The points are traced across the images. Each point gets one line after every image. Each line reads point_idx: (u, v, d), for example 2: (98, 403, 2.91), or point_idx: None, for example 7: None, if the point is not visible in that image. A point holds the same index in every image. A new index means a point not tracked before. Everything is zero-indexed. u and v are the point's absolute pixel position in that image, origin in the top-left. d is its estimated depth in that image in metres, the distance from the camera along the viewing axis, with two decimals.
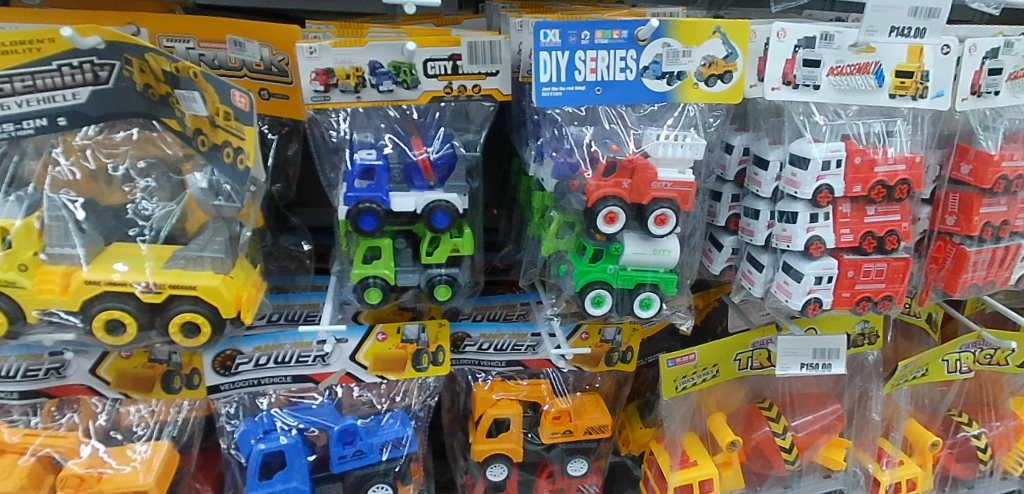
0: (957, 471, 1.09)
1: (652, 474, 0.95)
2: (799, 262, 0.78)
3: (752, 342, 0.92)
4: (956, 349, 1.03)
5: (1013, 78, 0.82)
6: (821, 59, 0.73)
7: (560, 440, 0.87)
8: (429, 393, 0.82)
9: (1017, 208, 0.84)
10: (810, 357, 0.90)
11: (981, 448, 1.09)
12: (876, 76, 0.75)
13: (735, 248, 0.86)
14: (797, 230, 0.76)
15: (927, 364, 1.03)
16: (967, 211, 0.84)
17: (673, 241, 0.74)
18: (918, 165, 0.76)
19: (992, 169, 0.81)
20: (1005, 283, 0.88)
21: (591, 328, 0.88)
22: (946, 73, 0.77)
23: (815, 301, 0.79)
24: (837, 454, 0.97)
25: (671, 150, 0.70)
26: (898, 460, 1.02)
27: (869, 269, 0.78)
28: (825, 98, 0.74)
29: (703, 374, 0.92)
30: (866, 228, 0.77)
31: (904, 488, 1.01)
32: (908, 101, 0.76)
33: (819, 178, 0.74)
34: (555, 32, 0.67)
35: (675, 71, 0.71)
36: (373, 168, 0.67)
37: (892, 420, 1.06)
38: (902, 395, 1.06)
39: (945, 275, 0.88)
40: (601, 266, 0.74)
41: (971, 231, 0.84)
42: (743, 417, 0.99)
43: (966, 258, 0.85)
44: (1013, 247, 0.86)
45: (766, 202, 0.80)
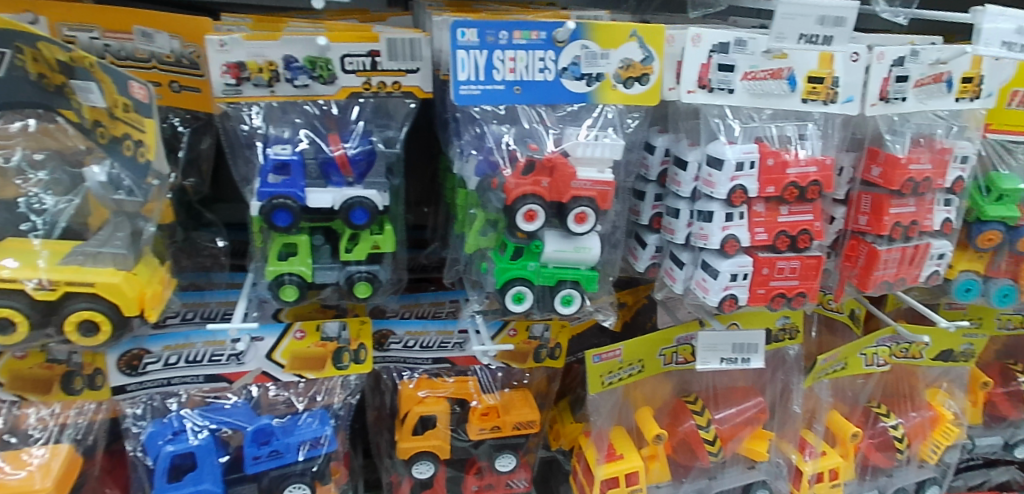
0: (877, 460, 1.12)
1: (580, 467, 0.98)
2: (716, 260, 0.80)
3: (676, 338, 0.94)
4: (873, 343, 1.08)
5: (919, 86, 0.85)
6: (735, 64, 0.75)
7: (487, 436, 0.88)
8: (351, 391, 0.83)
9: (926, 208, 0.88)
10: (729, 351, 0.93)
11: (899, 438, 1.12)
12: (789, 82, 0.78)
13: (659, 246, 0.88)
14: (713, 228, 0.78)
15: (845, 358, 1.06)
16: (879, 212, 0.88)
17: (593, 238, 0.75)
18: (828, 167, 0.79)
19: (900, 172, 0.84)
20: (915, 280, 0.92)
21: (519, 325, 0.89)
22: (856, 79, 0.80)
23: (731, 297, 0.81)
24: (760, 445, 0.99)
25: (589, 150, 0.72)
26: (821, 450, 1.06)
27: (783, 267, 0.81)
28: (739, 102, 0.76)
29: (628, 369, 0.93)
30: (779, 227, 0.79)
31: (826, 478, 1.04)
32: (819, 106, 0.79)
33: (733, 179, 0.76)
34: (472, 32, 0.67)
35: (594, 72, 0.72)
36: (288, 162, 0.67)
37: (814, 412, 1.10)
38: (823, 388, 1.10)
39: (858, 272, 0.91)
40: (522, 264, 0.74)
41: (881, 230, 0.87)
42: (669, 412, 1.02)
43: (877, 257, 0.88)
44: (921, 247, 0.90)
45: (685, 202, 0.82)
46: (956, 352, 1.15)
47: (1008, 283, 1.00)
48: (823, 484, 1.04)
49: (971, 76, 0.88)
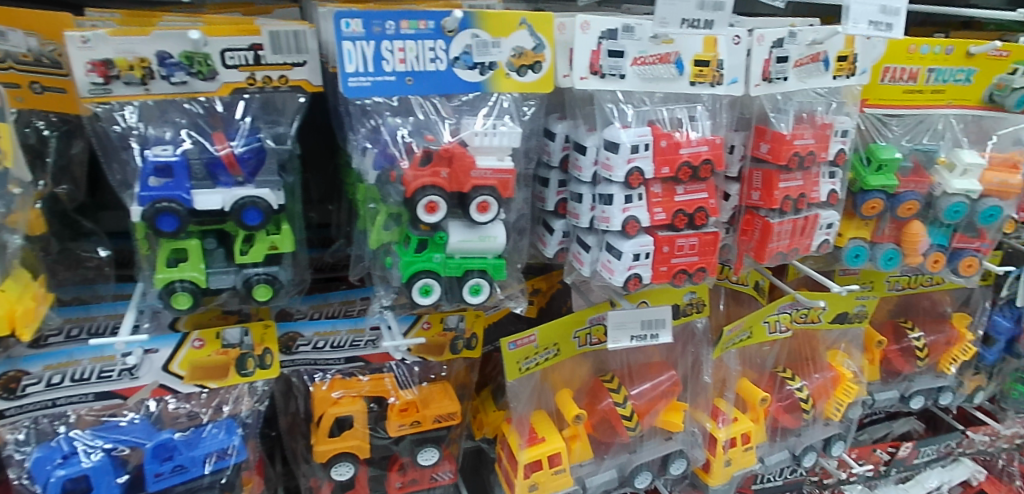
0: (785, 422, 1.18)
1: (504, 454, 0.99)
2: (619, 241, 0.82)
3: (589, 319, 0.96)
4: (775, 311, 1.14)
5: (799, 65, 0.90)
6: (624, 50, 0.77)
7: (408, 431, 0.87)
8: (258, 398, 0.81)
9: (812, 181, 0.94)
10: (639, 328, 0.95)
11: (803, 399, 1.18)
12: (677, 65, 0.81)
13: (566, 231, 0.89)
14: (614, 210, 0.81)
15: (750, 327, 1.12)
16: (769, 187, 0.92)
17: (498, 227, 0.75)
18: (718, 146, 0.83)
19: (786, 147, 0.89)
20: (807, 249, 0.98)
21: (433, 317, 0.89)
22: (738, 62, 0.84)
23: (636, 277, 0.83)
24: (675, 416, 1.04)
25: (486, 139, 0.72)
26: (732, 417, 1.11)
27: (683, 244, 0.84)
28: (631, 87, 0.79)
29: (544, 353, 0.95)
30: (676, 206, 0.82)
31: (739, 443, 1.10)
32: (706, 88, 0.83)
33: (629, 161, 0.78)
34: (357, 22, 0.66)
35: (486, 61, 0.72)
36: (170, 164, 0.63)
37: (724, 381, 1.14)
38: (731, 357, 1.15)
39: (754, 245, 0.96)
40: (427, 256, 0.74)
41: (772, 204, 0.92)
42: (588, 392, 1.04)
43: (770, 229, 0.93)
44: (811, 217, 0.95)
45: (587, 186, 0.84)
46: (851, 314, 1.23)
47: (892, 247, 1.08)
48: (737, 447, 1.10)
49: (846, 55, 0.93)
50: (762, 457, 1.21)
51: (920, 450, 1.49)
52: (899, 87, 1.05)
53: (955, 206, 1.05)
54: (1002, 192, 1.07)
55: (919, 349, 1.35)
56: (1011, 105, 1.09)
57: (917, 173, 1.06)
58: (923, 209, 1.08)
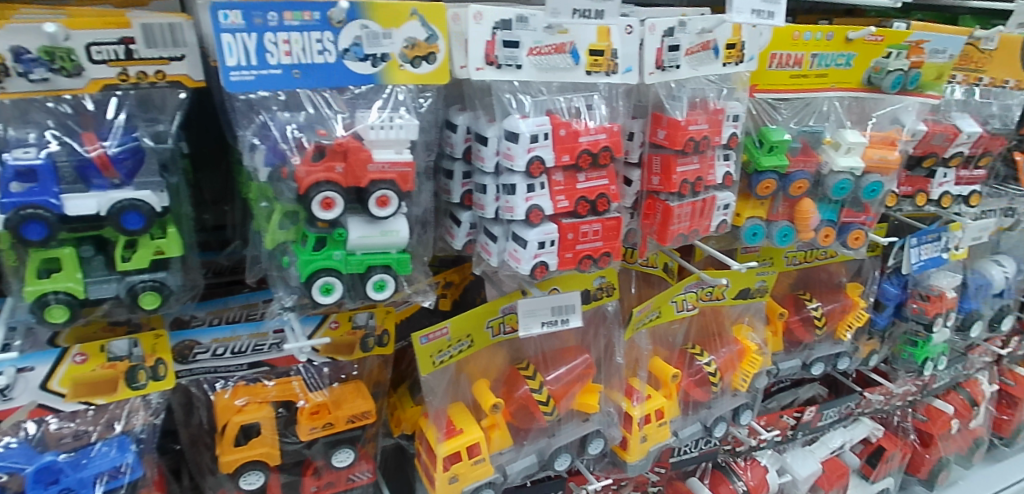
0: (696, 395, 1.23)
1: (423, 448, 1.00)
2: (523, 230, 0.83)
3: (501, 308, 0.97)
4: (682, 291, 1.18)
5: (690, 54, 0.93)
6: (519, 40, 0.78)
7: (320, 434, 0.86)
8: (153, 411, 0.80)
9: (707, 165, 0.98)
10: (549, 314, 0.96)
11: (712, 372, 1.23)
12: (572, 55, 0.82)
13: (473, 223, 0.89)
14: (517, 200, 0.81)
15: (658, 307, 1.16)
16: (668, 171, 0.95)
17: (399, 221, 0.75)
18: (616, 133, 0.85)
19: (681, 133, 0.92)
20: (706, 230, 1.03)
21: (341, 316, 0.88)
22: (631, 51, 0.87)
23: (542, 264, 0.84)
24: (590, 398, 1.07)
25: (382, 132, 0.71)
26: (646, 394, 1.15)
27: (586, 230, 0.86)
28: (527, 77, 0.79)
29: (458, 346, 0.95)
30: (578, 193, 0.84)
31: (653, 418, 1.15)
32: (603, 77, 0.85)
33: (530, 150, 0.79)
34: (236, 13, 0.64)
35: (378, 53, 0.71)
36: (33, 168, 0.59)
37: (637, 361, 1.19)
38: (642, 338, 1.18)
39: (656, 228, 0.99)
40: (326, 253, 0.72)
41: (671, 188, 0.95)
42: (504, 380, 1.05)
43: (670, 213, 0.97)
44: (707, 199, 1.00)
45: (490, 177, 0.84)
46: (753, 289, 1.29)
47: (786, 224, 1.15)
48: (651, 423, 1.14)
49: (734, 43, 0.98)
50: (676, 430, 1.26)
51: (823, 413, 1.60)
52: (785, 72, 1.10)
53: (840, 183, 1.13)
54: (882, 168, 1.16)
55: (816, 319, 1.43)
56: (887, 87, 1.17)
57: (806, 152, 1.12)
58: (814, 187, 1.16)
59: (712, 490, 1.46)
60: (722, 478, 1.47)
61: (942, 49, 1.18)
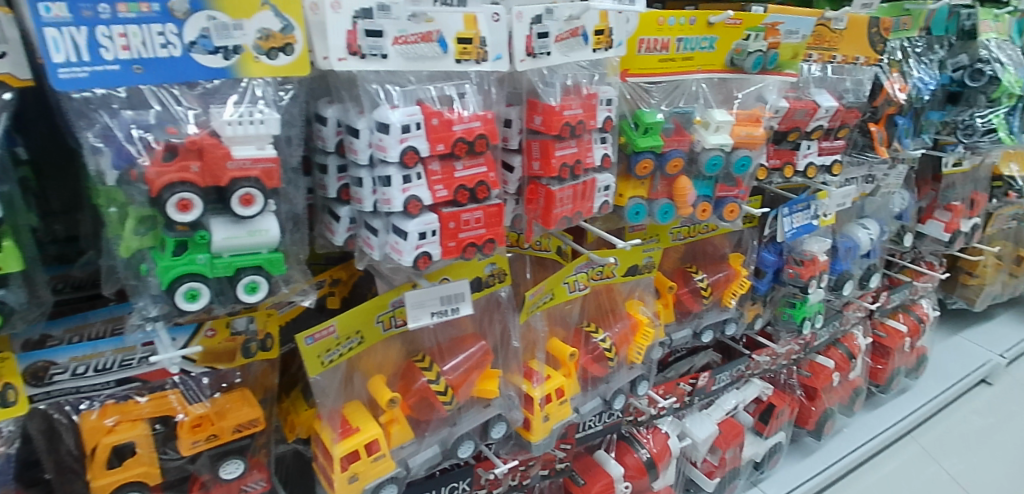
0: (594, 371, 1.27)
1: (320, 451, 0.98)
2: (403, 222, 0.82)
3: (391, 302, 0.95)
4: (572, 272, 1.21)
5: (559, 40, 0.95)
6: (382, 29, 0.76)
7: (204, 447, 0.83)
8: (7, 441, 0.75)
9: (584, 148, 1.01)
10: (438, 304, 0.95)
11: (607, 348, 1.28)
12: (440, 44, 0.82)
13: (352, 218, 0.88)
14: (394, 192, 0.80)
15: (552, 289, 1.18)
16: (547, 156, 0.97)
17: (269, 219, 0.72)
18: (490, 121, 0.86)
19: (557, 118, 0.95)
20: (589, 211, 1.06)
21: (217, 324, 0.84)
22: (500, 38, 0.87)
23: (425, 255, 0.83)
24: (489, 384, 1.09)
25: (241, 128, 0.68)
26: (545, 375, 1.18)
27: (468, 218, 0.86)
28: (394, 66, 0.79)
29: (347, 343, 0.93)
30: (457, 182, 0.84)
31: (554, 398, 1.18)
32: (473, 65, 0.85)
33: (402, 141, 0.78)
34: (60, 5, 0.59)
35: (229, 45, 0.68)
36: None
37: (534, 343, 1.21)
38: (537, 320, 1.21)
39: (540, 213, 1.01)
40: (189, 258, 0.69)
41: (551, 173, 0.97)
42: (401, 374, 1.04)
43: (552, 197, 0.99)
44: (587, 182, 1.03)
45: (365, 169, 0.82)
46: (640, 266, 1.33)
47: (666, 202, 1.20)
48: (552, 402, 1.18)
49: (603, 29, 1.00)
50: (577, 407, 1.30)
51: (716, 377, 1.69)
52: (653, 57, 1.14)
53: (713, 159, 1.20)
54: (749, 143, 1.24)
55: (702, 289, 1.51)
56: (749, 67, 1.23)
57: (679, 133, 1.17)
58: (688, 165, 1.22)
59: (618, 460, 1.52)
60: (627, 448, 1.54)
61: (795, 30, 1.26)
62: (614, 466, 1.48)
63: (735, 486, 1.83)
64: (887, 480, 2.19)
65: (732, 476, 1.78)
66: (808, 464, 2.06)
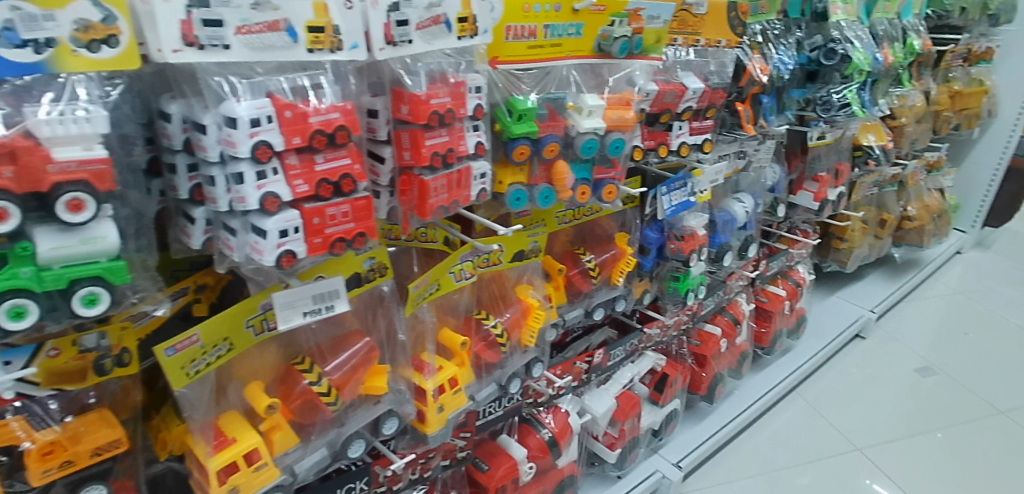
0: (488, 357, 1.29)
1: (195, 467, 0.93)
2: (261, 220, 0.79)
3: (260, 305, 0.92)
4: (457, 261, 1.20)
5: (420, 28, 0.94)
6: (221, 18, 0.72)
7: (57, 475, 0.77)
8: None
9: (456, 136, 1.01)
10: (310, 304, 0.92)
11: (498, 334, 1.29)
12: (289, 33, 0.79)
13: (209, 219, 0.83)
14: (248, 189, 0.77)
15: (437, 280, 1.17)
16: (417, 145, 0.96)
17: (106, 225, 0.67)
18: (350, 112, 0.84)
19: (424, 107, 0.94)
20: (466, 199, 1.07)
21: (61, 342, 0.77)
22: (355, 26, 0.86)
23: (288, 253, 0.81)
24: (376, 380, 1.07)
25: (60, 127, 0.62)
26: (437, 366, 1.18)
27: (333, 213, 0.83)
28: (238, 58, 0.75)
29: (214, 351, 0.89)
30: (318, 176, 0.81)
31: (448, 388, 1.18)
32: (327, 54, 0.83)
33: (252, 135, 0.75)
34: None
35: (40, 37, 0.62)
36: None
37: (423, 335, 1.20)
38: (424, 311, 1.20)
39: (415, 203, 1.00)
40: (12, 272, 0.63)
41: (422, 162, 0.96)
42: (280, 379, 1.01)
43: (426, 186, 0.98)
44: (462, 170, 1.03)
45: (217, 167, 0.78)
46: (526, 251, 1.35)
47: (545, 186, 1.23)
48: (446, 393, 1.18)
49: (466, 16, 1.00)
50: (473, 394, 1.31)
51: (611, 353, 1.75)
52: (522, 44, 1.15)
53: (588, 142, 1.23)
54: (621, 126, 1.28)
55: (590, 270, 1.56)
56: (616, 52, 1.27)
57: (553, 118, 1.20)
58: (565, 149, 1.25)
59: (520, 442, 1.55)
60: (529, 430, 1.57)
61: (656, 15, 1.32)
62: (517, 448, 1.50)
63: (636, 455, 1.92)
64: (774, 437, 2.37)
65: (632, 446, 1.85)
66: (704, 427, 2.18)
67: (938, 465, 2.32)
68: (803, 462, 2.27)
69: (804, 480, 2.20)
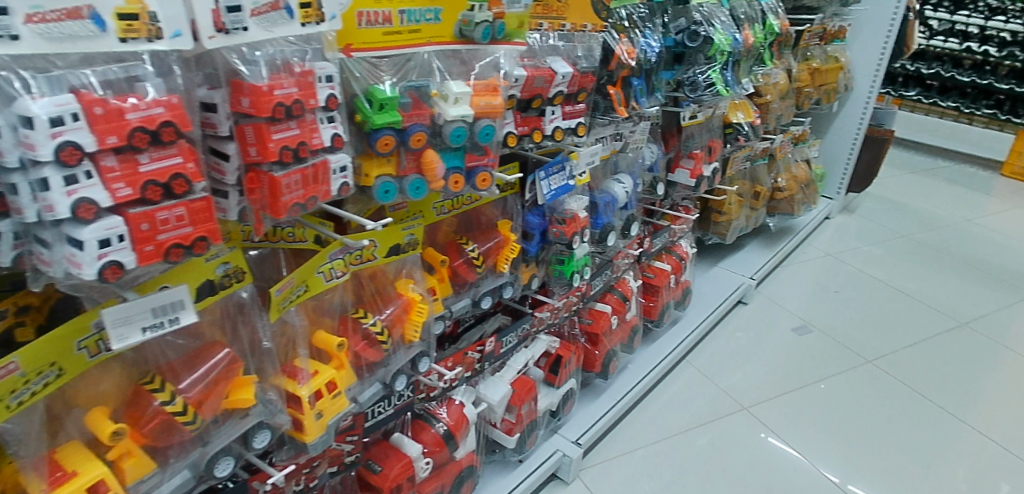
0: (369, 356, 1.25)
1: None
2: (75, 230, 0.71)
3: (92, 324, 0.83)
4: (327, 260, 1.15)
5: (256, 14, 0.87)
6: (4, 5, 0.64)
7: None
8: None
9: (308, 129, 0.96)
10: (150, 318, 0.84)
11: (379, 332, 1.26)
12: (94, 21, 0.71)
13: (17, 232, 0.74)
14: (56, 196, 0.69)
15: (304, 281, 1.12)
16: (262, 140, 0.91)
17: None
18: (176, 106, 0.77)
19: (266, 99, 0.88)
20: (326, 195, 1.02)
21: None
22: (177, 12, 0.78)
23: (113, 264, 0.73)
24: (241, 392, 1.01)
25: None
26: (312, 371, 1.14)
27: (165, 217, 0.77)
28: (30, 49, 0.66)
29: (39, 380, 0.80)
30: (143, 178, 0.74)
31: (326, 392, 1.14)
32: (144, 43, 0.76)
33: (55, 136, 0.67)
34: None
35: None
36: None
37: (294, 341, 1.15)
38: (293, 314, 1.15)
39: (267, 202, 0.95)
40: None
41: (270, 157, 0.91)
42: (128, 402, 0.93)
43: (277, 183, 0.93)
44: (318, 164, 0.99)
45: (17, 173, 0.69)
46: (402, 244, 1.31)
47: (416, 177, 1.20)
48: (324, 398, 1.13)
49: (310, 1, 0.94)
50: (355, 397, 1.26)
51: (503, 340, 1.74)
52: (376, 30, 1.11)
53: (456, 130, 1.21)
54: (490, 113, 1.27)
55: (474, 259, 1.55)
56: (478, 38, 1.26)
57: (417, 106, 1.16)
58: (433, 138, 1.22)
59: (414, 439, 1.52)
60: (423, 425, 1.54)
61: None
62: (411, 445, 1.47)
63: (535, 438, 1.94)
64: (669, 405, 2.49)
65: (531, 429, 1.88)
66: (601, 403, 2.25)
67: (816, 415, 2.53)
68: (698, 425, 2.40)
69: (700, 441, 2.32)
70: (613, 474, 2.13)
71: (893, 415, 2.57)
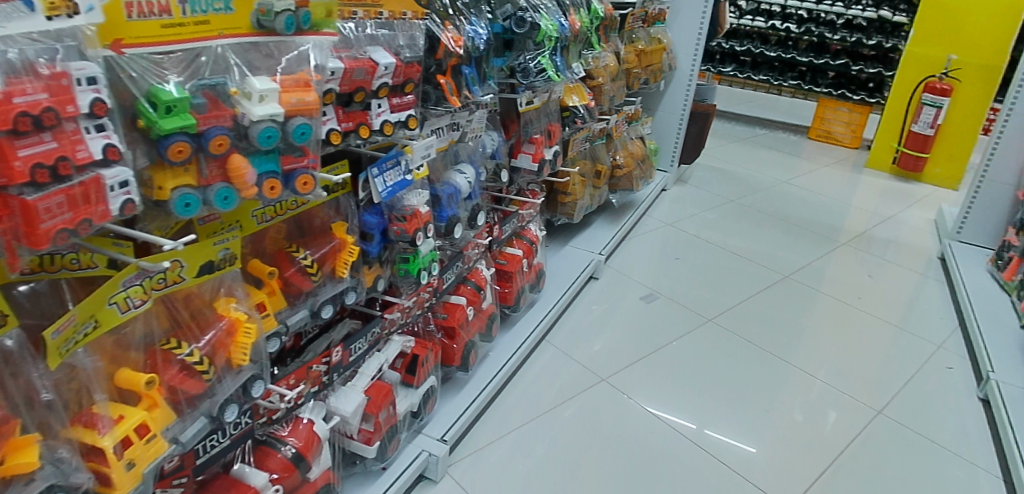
0: (188, 389, 1.12)
1: None
2: None
3: None
4: (120, 288, 1.00)
5: None
6: None
7: None
8: None
9: (70, 141, 0.82)
10: None
11: (197, 362, 1.13)
12: None
13: None
14: None
15: (93, 316, 0.97)
16: (5, 158, 0.76)
17: None
18: None
19: (4, 109, 0.75)
20: (105, 216, 0.88)
21: None
22: None
23: None
24: (20, 456, 0.86)
25: None
26: (116, 417, 0.99)
27: None
28: None
29: None
30: None
31: (136, 438, 1.00)
32: None
33: None
34: None
35: None
36: None
37: (87, 385, 1.00)
38: (84, 356, 0.99)
39: (22, 231, 0.80)
40: None
41: (18, 179, 0.77)
42: None
43: (32, 209, 0.78)
44: (88, 182, 0.84)
45: None
46: (215, 261, 1.18)
47: (222, 186, 1.08)
48: (134, 445, 1.00)
49: None
50: (175, 437, 1.12)
51: (351, 347, 1.65)
52: (152, 23, 0.98)
53: (265, 131, 1.10)
54: (303, 110, 1.18)
55: (308, 267, 1.44)
56: (281, 29, 1.15)
57: (214, 107, 1.04)
58: (239, 141, 1.11)
59: (259, 467, 1.39)
60: (268, 452, 1.42)
61: None
62: (256, 475, 1.35)
63: (397, 443, 1.88)
64: (533, 385, 2.54)
65: (390, 435, 1.81)
66: (464, 395, 2.23)
67: (668, 375, 2.70)
68: (563, 400, 2.48)
69: (566, 414, 2.40)
70: (484, 463, 2.13)
71: (733, 366, 2.82)
